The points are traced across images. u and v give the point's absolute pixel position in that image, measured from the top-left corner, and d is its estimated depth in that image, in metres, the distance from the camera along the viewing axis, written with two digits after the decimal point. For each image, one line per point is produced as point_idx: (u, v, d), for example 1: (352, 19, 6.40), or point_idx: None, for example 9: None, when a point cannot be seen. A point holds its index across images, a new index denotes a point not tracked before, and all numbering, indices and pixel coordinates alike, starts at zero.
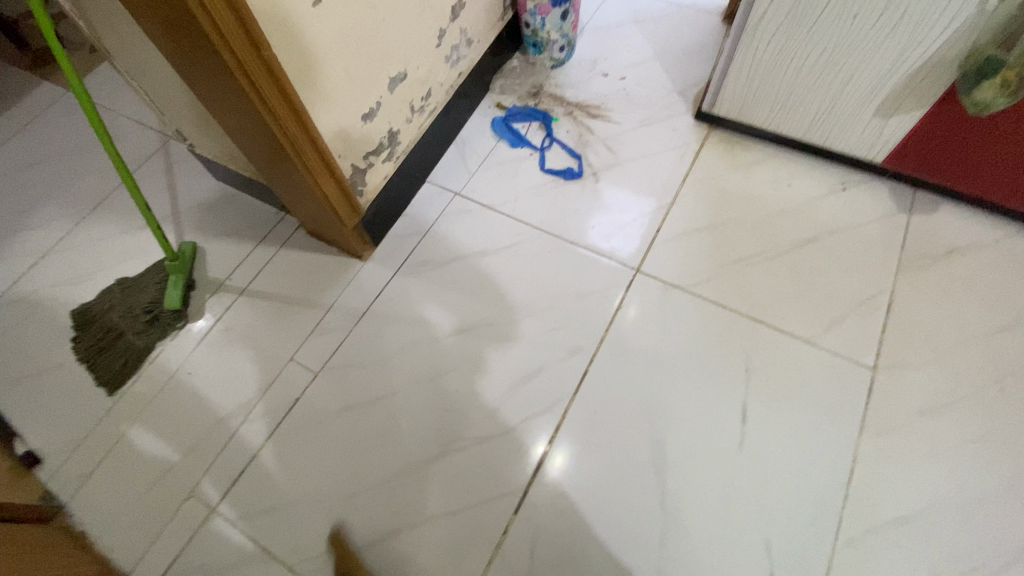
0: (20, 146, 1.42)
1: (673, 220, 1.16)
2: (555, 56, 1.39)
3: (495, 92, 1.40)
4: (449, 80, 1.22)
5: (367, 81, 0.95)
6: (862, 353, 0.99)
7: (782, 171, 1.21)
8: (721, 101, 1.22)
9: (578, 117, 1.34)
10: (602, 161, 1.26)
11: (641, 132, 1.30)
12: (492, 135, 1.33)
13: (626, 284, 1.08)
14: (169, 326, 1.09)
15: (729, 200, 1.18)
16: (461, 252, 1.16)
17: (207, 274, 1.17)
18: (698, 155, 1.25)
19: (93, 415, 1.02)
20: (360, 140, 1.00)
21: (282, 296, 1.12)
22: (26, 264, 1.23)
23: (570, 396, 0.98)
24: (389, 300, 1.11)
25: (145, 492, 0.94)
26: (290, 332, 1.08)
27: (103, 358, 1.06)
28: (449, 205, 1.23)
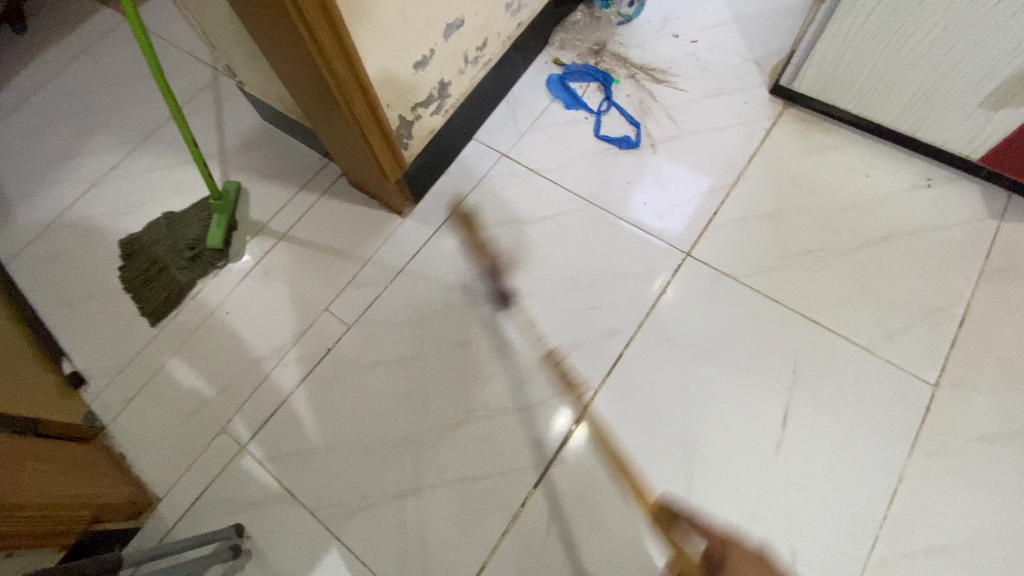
0: (80, 69, 1.44)
1: (732, 203, 1.08)
2: (623, 12, 1.29)
3: (554, 47, 1.31)
4: (507, 30, 1.15)
5: (424, 26, 0.89)
6: (924, 367, 0.91)
7: (861, 159, 1.10)
8: (802, 75, 1.10)
9: (641, 81, 1.25)
10: (662, 132, 1.18)
11: (708, 103, 1.20)
12: (547, 94, 1.25)
13: (674, 267, 1.03)
14: (211, 264, 1.10)
15: (797, 186, 1.09)
16: (503, 217, 1.12)
17: (249, 216, 1.17)
18: (768, 133, 1.15)
19: (137, 343, 1.06)
20: (410, 90, 0.95)
21: (321, 245, 1.12)
22: (80, 190, 1.26)
23: (602, 378, 0.95)
24: (427, 259, 1.09)
25: (181, 422, 0.98)
26: (326, 282, 1.08)
27: (148, 289, 1.09)
28: (495, 166, 1.18)
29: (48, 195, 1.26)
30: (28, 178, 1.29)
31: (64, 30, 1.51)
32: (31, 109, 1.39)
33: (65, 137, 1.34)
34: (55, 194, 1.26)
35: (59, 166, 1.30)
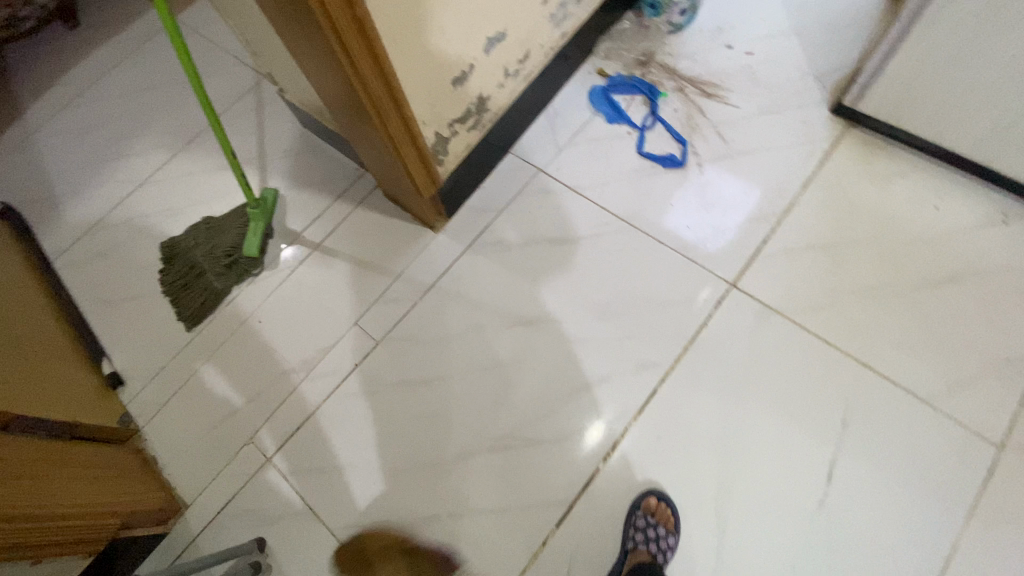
0: (130, 70, 1.47)
1: (782, 231, 1.01)
2: (674, 20, 1.23)
3: (598, 56, 1.26)
4: (551, 41, 1.10)
5: (463, 41, 0.86)
6: (990, 426, 0.84)
7: (930, 188, 1.01)
8: (869, 95, 1.02)
9: (690, 94, 1.18)
10: (709, 151, 1.11)
11: (762, 120, 1.13)
12: (589, 106, 1.21)
13: (717, 298, 0.97)
14: (245, 271, 1.11)
15: (856, 216, 1.01)
16: (537, 236, 1.08)
17: (284, 223, 1.17)
18: (827, 156, 1.07)
19: (173, 347, 1.08)
20: (448, 105, 0.93)
21: (353, 256, 1.11)
22: (126, 190, 1.29)
23: (633, 413, 0.91)
24: (457, 277, 1.06)
25: (211, 430, 0.99)
26: (356, 295, 1.07)
27: (186, 294, 1.11)
28: (531, 182, 1.14)
29: (96, 194, 1.30)
30: (78, 177, 1.33)
31: (116, 30, 1.54)
32: (83, 109, 1.43)
33: (114, 137, 1.37)
34: (103, 194, 1.30)
35: (107, 165, 1.33)
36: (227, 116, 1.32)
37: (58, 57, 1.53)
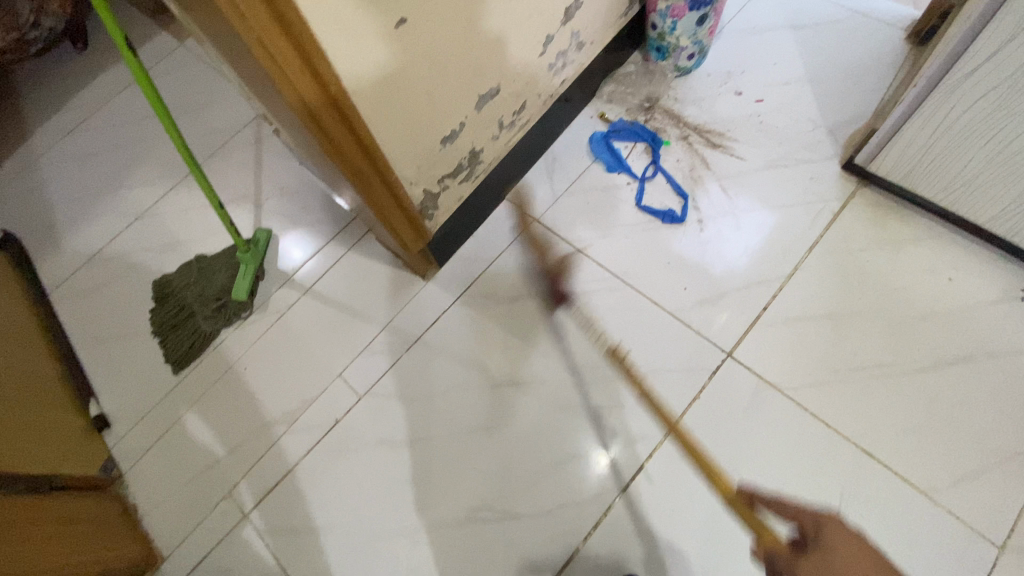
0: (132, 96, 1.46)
1: (785, 298, 0.97)
2: (681, 65, 1.19)
3: (601, 100, 1.22)
4: (550, 89, 1.07)
5: (452, 102, 0.84)
6: (993, 524, 0.79)
7: (944, 258, 0.96)
8: (881, 158, 0.96)
9: (694, 143, 1.14)
10: (710, 207, 1.07)
11: (768, 175, 1.08)
12: (589, 153, 1.17)
13: (712, 367, 0.93)
14: (234, 315, 1.10)
15: (864, 285, 0.96)
16: (529, 290, 1.05)
17: (276, 264, 1.16)
18: (835, 217, 1.02)
19: (160, 390, 1.08)
20: (436, 163, 0.90)
21: (342, 304, 1.09)
22: (123, 223, 1.29)
23: (618, 490, 0.88)
24: (445, 331, 1.04)
25: (192, 479, 0.99)
26: (342, 345, 1.05)
27: (174, 336, 1.10)
28: (525, 232, 1.12)
29: (95, 226, 1.30)
30: (79, 207, 1.34)
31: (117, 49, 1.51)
32: (87, 135, 1.44)
33: (115, 166, 1.37)
34: (102, 225, 1.30)
35: (107, 196, 1.33)
36: (226, 149, 1.32)
37: (65, 81, 1.54)
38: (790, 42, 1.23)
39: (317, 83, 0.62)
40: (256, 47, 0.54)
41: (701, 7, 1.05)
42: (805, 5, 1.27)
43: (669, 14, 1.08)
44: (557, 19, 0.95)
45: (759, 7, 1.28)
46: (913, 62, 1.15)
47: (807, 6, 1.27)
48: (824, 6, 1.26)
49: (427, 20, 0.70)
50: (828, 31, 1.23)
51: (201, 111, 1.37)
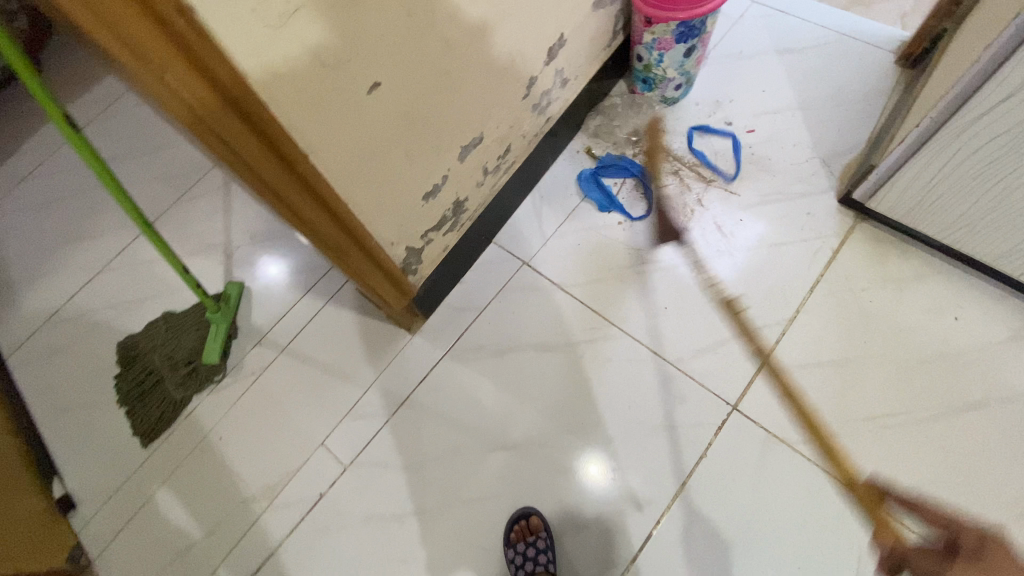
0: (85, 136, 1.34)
1: (788, 344, 0.93)
2: (669, 95, 1.15)
3: (587, 133, 1.17)
4: (535, 128, 1.02)
5: (433, 157, 0.78)
6: None
7: (949, 296, 0.93)
8: (881, 195, 0.93)
9: (686, 178, 1.10)
10: (706, 246, 1.03)
11: (764, 211, 1.05)
12: (577, 190, 1.13)
13: (718, 422, 0.89)
14: (206, 380, 1.03)
15: (868, 327, 0.93)
16: (522, 341, 1.00)
17: (250, 321, 1.09)
18: (836, 254, 0.99)
19: (128, 465, 1.00)
20: (418, 219, 0.84)
21: (322, 362, 1.03)
22: (82, 278, 1.20)
23: (627, 560, 0.83)
24: (434, 390, 0.98)
25: (167, 564, 0.92)
26: (325, 408, 0.99)
27: (142, 405, 1.03)
28: (515, 278, 1.06)
29: (51, 281, 1.20)
30: (32, 261, 1.23)
31: (67, 85, 1.40)
32: (39, 181, 1.33)
33: (72, 214, 1.27)
34: (58, 281, 1.21)
35: (63, 248, 1.24)
36: (192, 193, 1.24)
37: (14, 121, 1.43)
38: (778, 67, 1.20)
39: (282, 166, 0.55)
40: (207, 135, 0.48)
41: (688, 39, 1.01)
42: (792, 28, 1.24)
43: (655, 46, 1.04)
44: (540, 60, 0.90)
45: (746, 31, 1.25)
46: (904, 86, 1.12)
47: (794, 29, 1.24)
48: (811, 29, 1.23)
49: (402, 81, 0.64)
50: (816, 55, 1.20)
51: (165, 153, 1.29)
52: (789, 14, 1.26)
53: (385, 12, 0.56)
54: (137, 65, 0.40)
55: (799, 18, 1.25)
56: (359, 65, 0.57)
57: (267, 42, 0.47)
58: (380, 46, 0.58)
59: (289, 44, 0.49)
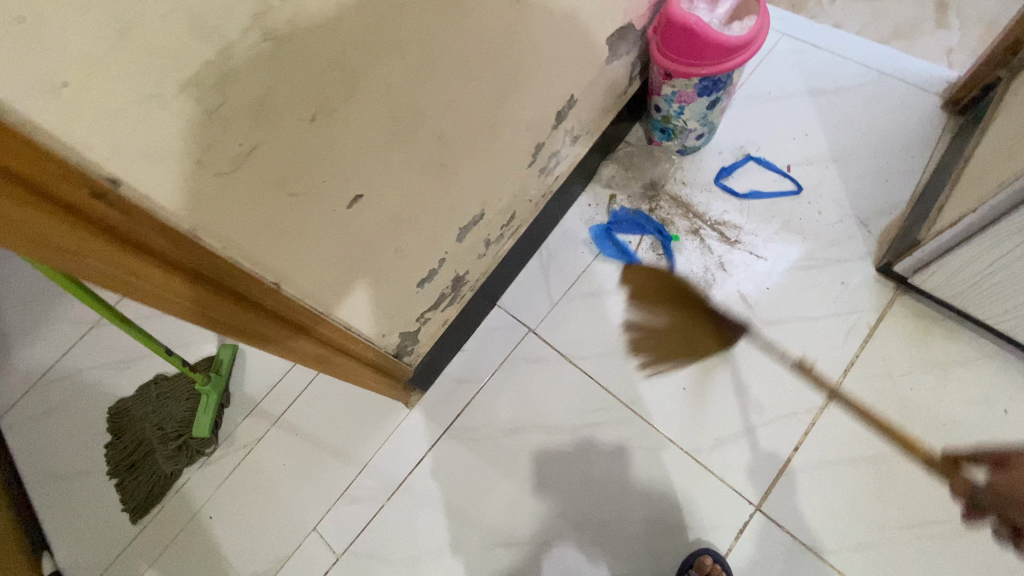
0: None
1: (815, 438, 0.87)
2: (688, 144, 1.05)
3: (600, 184, 1.09)
4: (541, 190, 0.95)
5: (429, 245, 0.72)
6: None
7: (1000, 386, 0.85)
8: (928, 272, 0.85)
9: (706, 239, 1.02)
10: (730, 319, 0.96)
11: (793, 280, 0.97)
12: (588, 249, 1.05)
13: (739, 525, 0.85)
14: (197, 453, 0.99)
15: (907, 419, 0.86)
16: (526, 421, 0.95)
17: (242, 388, 1.03)
18: (873, 333, 0.91)
19: (118, 542, 0.97)
20: (413, 306, 0.78)
21: (316, 438, 0.97)
22: (63, 331, 1.12)
23: None
24: (431, 473, 0.93)
25: None
26: (317, 489, 0.94)
27: (132, 477, 0.99)
28: (520, 347, 1.00)
29: (30, 337, 1.12)
30: (8, 313, 1.15)
31: None
32: None
33: None
34: (36, 334, 1.12)
35: (40, 299, 1.15)
36: None
37: None
38: (811, 110, 1.10)
39: (243, 305, 0.49)
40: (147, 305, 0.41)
41: (712, 92, 0.92)
42: (827, 65, 1.13)
43: (674, 99, 0.95)
44: (548, 126, 0.83)
45: (776, 67, 1.15)
46: (952, 136, 1.02)
47: (827, 66, 1.13)
48: (849, 67, 1.13)
49: (390, 185, 0.57)
50: (852, 96, 1.10)
51: None
52: (822, 49, 1.15)
53: (365, 124, 0.49)
54: (65, 261, 0.35)
55: (833, 53, 1.15)
56: (338, 184, 0.50)
57: (221, 192, 0.40)
58: (361, 159, 0.51)
59: (249, 185, 0.42)
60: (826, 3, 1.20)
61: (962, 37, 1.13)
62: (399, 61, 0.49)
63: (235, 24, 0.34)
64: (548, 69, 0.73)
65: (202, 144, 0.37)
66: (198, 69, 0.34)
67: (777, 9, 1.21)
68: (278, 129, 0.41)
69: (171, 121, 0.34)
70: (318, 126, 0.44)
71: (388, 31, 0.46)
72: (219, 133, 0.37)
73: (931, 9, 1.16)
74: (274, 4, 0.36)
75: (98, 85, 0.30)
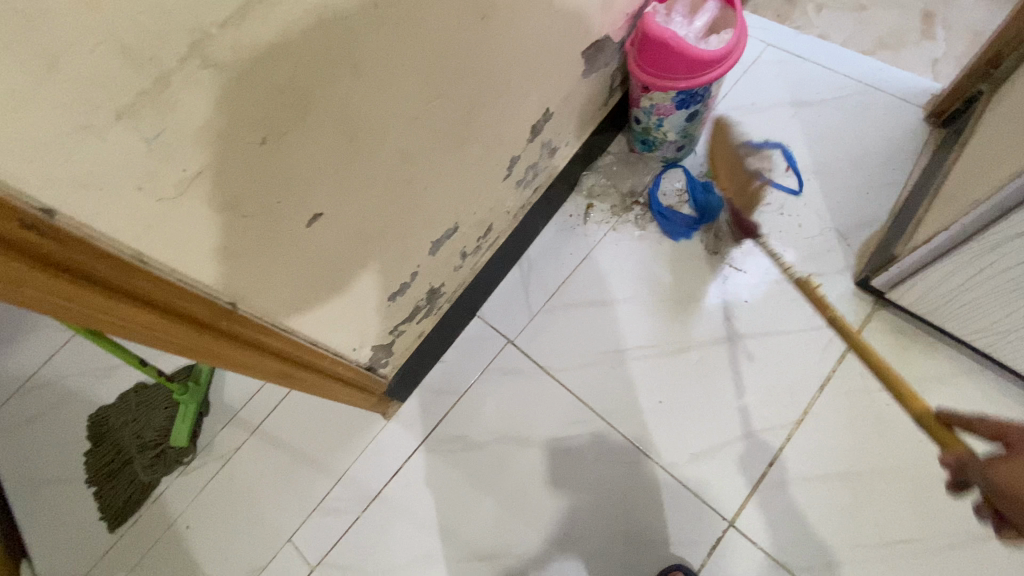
0: None
1: (791, 453, 0.87)
2: (670, 155, 1.05)
3: (581, 194, 1.09)
4: (519, 202, 0.95)
5: (399, 260, 0.72)
6: None
7: (976, 403, 0.85)
8: (905, 288, 0.85)
9: (687, 250, 1.02)
10: (709, 331, 0.96)
11: (772, 293, 0.96)
12: (569, 260, 1.05)
13: (712, 541, 0.84)
14: (175, 462, 0.99)
15: (883, 435, 0.86)
16: (503, 433, 0.95)
17: (222, 397, 1.03)
18: (850, 348, 0.91)
19: (95, 551, 0.97)
20: (385, 320, 0.78)
21: (293, 449, 0.97)
22: (42, 339, 1.11)
23: None
24: (408, 485, 0.93)
25: None
26: (294, 500, 0.94)
27: (110, 486, 0.99)
28: (498, 358, 1.00)
29: (8, 345, 1.12)
30: None
31: None
32: None
33: None
34: (15, 342, 1.12)
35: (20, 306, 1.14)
36: None
37: None
38: (794, 122, 1.09)
39: (195, 325, 0.50)
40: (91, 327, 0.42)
41: (690, 105, 0.92)
42: (811, 75, 1.13)
43: (653, 111, 0.94)
44: (523, 139, 0.83)
45: (760, 77, 1.14)
46: (935, 149, 1.02)
47: (812, 77, 1.13)
48: (833, 77, 1.12)
49: (352, 203, 0.57)
50: (836, 108, 1.09)
51: None
52: (806, 60, 1.15)
53: (320, 144, 0.49)
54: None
55: (818, 64, 1.14)
56: (293, 204, 0.50)
57: (165, 217, 0.40)
58: (318, 178, 0.51)
59: (196, 209, 0.42)
60: (812, 14, 1.20)
61: (948, 48, 1.13)
62: (354, 82, 0.49)
63: (172, 52, 0.34)
64: (519, 84, 0.73)
65: (142, 172, 0.37)
66: (133, 99, 0.34)
67: (763, 19, 1.20)
68: (224, 153, 0.41)
69: (108, 149, 0.34)
70: (268, 148, 0.45)
71: (340, 53, 0.45)
72: (160, 160, 0.37)
73: (917, 21, 1.16)
74: (212, 32, 0.36)
75: (26, 119, 0.30)
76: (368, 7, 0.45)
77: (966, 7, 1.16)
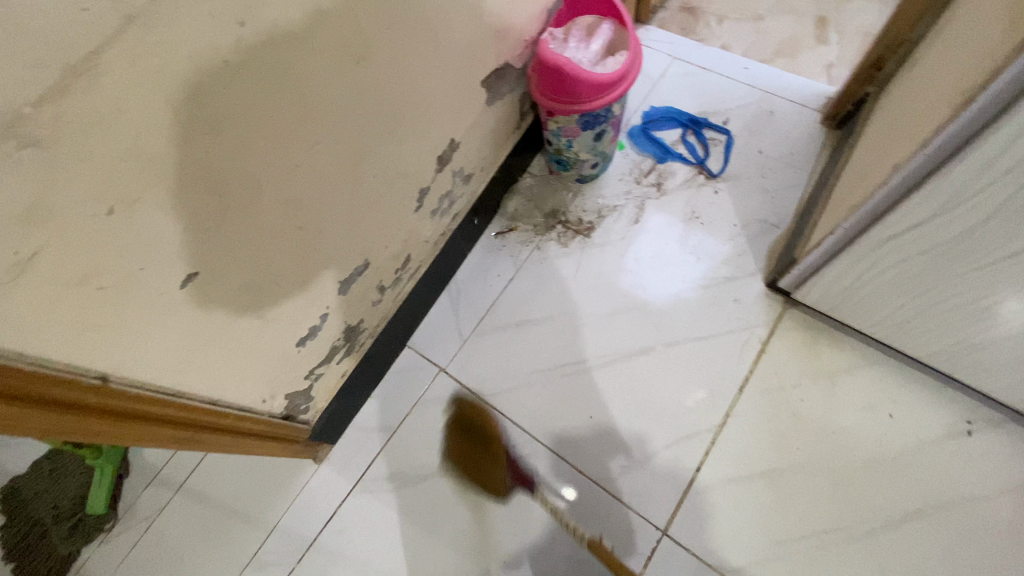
0: None
1: (717, 456, 0.89)
2: (585, 172, 1.07)
3: (503, 217, 1.10)
4: (437, 231, 0.95)
5: (303, 305, 0.70)
6: None
7: (883, 390, 0.90)
8: (808, 287, 0.89)
9: (609, 263, 1.04)
10: (633, 342, 0.98)
11: (689, 300, 1.00)
12: (495, 282, 1.05)
13: (648, 552, 0.85)
14: (94, 530, 0.93)
15: (801, 430, 0.89)
16: (440, 464, 0.94)
17: (144, 455, 0.98)
18: (765, 348, 0.95)
19: None
20: (298, 365, 0.76)
21: (223, 503, 0.93)
22: None
23: None
24: (344, 529, 0.91)
25: None
26: (225, 557, 0.90)
27: (23, 564, 0.92)
28: (430, 388, 0.99)
29: None
30: None
31: None
32: None
33: None
34: None
35: None
36: None
37: None
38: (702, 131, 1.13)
39: (56, 409, 0.48)
40: None
41: (596, 125, 0.94)
42: (716, 86, 1.17)
43: (562, 133, 0.96)
44: (429, 171, 0.83)
45: (668, 90, 1.18)
46: (831, 150, 1.07)
47: (716, 87, 1.17)
48: (736, 86, 1.17)
49: (235, 259, 0.56)
50: (740, 115, 1.14)
51: None
52: (710, 70, 1.19)
53: (182, 205, 0.47)
54: None
55: (721, 74, 1.19)
56: (160, 268, 0.48)
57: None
58: (187, 239, 0.49)
59: (40, 290, 0.40)
60: (713, 26, 1.25)
61: (840, 52, 1.20)
62: (214, 138, 0.47)
63: None
64: (414, 120, 0.73)
65: None
66: None
67: (668, 34, 1.25)
68: (64, 230, 0.39)
69: None
70: (117, 218, 0.43)
71: (191, 112, 0.44)
72: None
73: (809, 29, 1.23)
74: (25, 111, 0.34)
75: None
76: (217, 64, 0.44)
77: (854, 12, 1.24)
